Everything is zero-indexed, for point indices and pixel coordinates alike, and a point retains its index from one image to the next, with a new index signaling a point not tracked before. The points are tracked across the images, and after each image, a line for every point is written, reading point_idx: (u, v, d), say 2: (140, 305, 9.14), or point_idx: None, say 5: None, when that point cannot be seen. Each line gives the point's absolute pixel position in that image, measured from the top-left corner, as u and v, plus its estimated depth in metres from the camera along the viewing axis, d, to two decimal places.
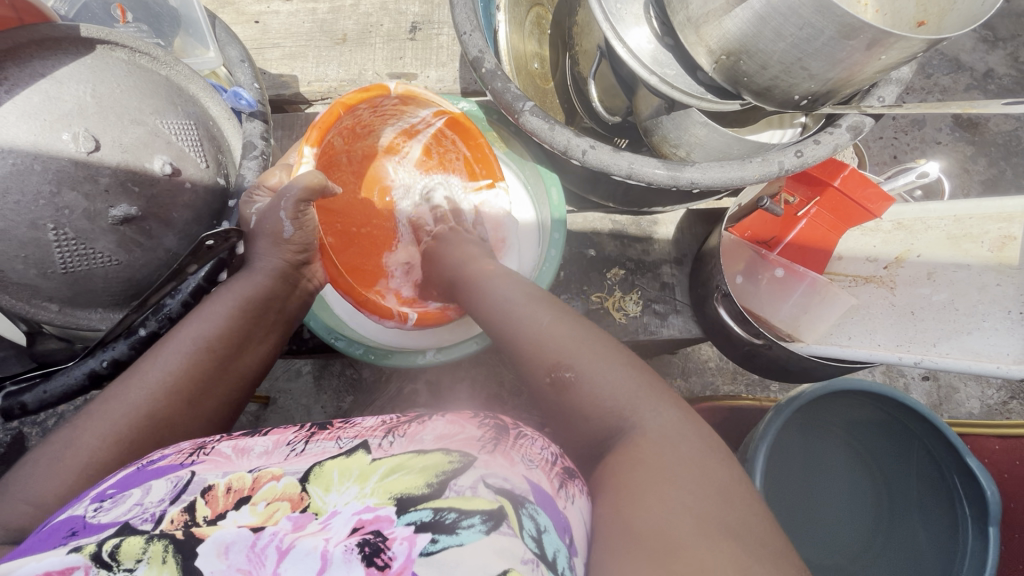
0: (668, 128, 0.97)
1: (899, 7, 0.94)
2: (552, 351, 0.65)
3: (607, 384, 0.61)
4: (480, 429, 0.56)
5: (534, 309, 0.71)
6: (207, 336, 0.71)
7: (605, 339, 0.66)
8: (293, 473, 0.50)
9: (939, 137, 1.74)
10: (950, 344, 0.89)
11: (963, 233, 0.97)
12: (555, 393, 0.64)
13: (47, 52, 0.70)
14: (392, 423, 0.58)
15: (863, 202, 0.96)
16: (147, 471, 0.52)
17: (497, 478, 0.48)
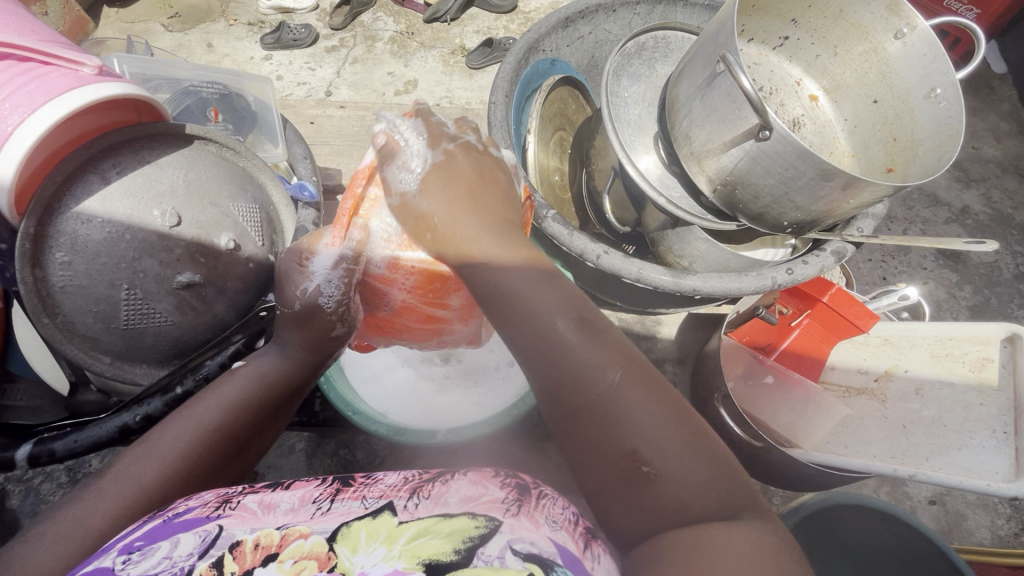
0: (673, 241, 1.09)
1: (868, 155, 1.11)
2: (627, 430, 0.51)
3: (685, 484, 0.48)
4: (502, 490, 0.57)
5: (578, 344, 0.54)
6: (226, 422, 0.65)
7: (682, 406, 0.53)
8: (320, 531, 0.50)
9: (925, 264, 1.89)
10: (941, 459, 0.93)
11: (946, 352, 1.04)
12: (624, 479, 0.50)
13: (154, 144, 0.82)
14: (415, 483, 0.59)
15: (852, 317, 1.02)
16: (174, 524, 0.52)
17: (524, 542, 0.48)
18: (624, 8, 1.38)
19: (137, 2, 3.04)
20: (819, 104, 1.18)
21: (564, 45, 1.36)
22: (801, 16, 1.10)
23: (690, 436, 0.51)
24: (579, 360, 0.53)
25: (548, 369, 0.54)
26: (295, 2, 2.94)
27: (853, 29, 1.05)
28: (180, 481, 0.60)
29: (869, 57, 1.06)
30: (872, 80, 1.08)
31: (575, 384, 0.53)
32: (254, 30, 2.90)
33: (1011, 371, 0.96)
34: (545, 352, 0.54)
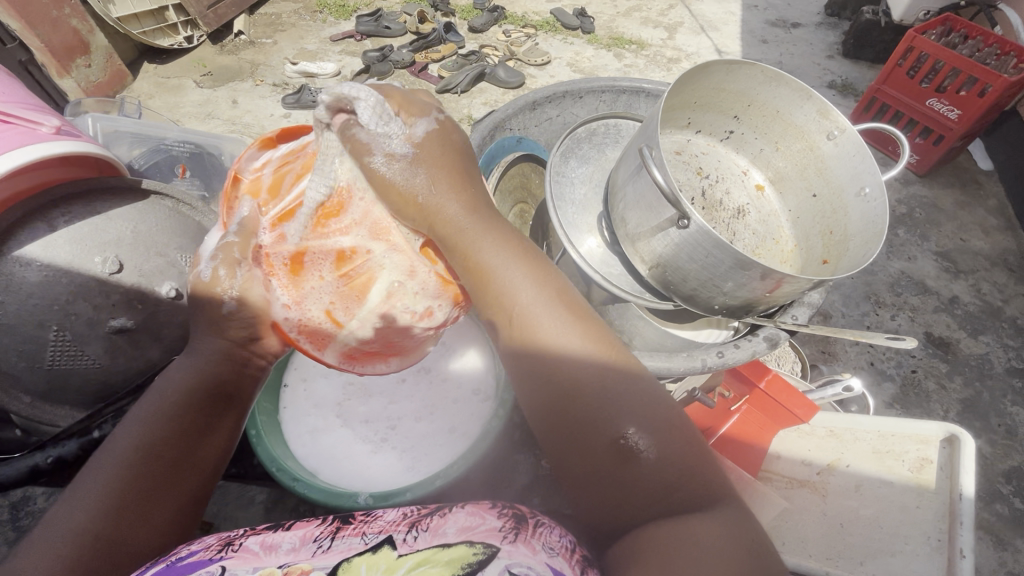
0: (614, 316, 1.12)
1: (809, 246, 1.14)
2: (609, 413, 0.57)
3: (659, 464, 0.56)
4: (498, 520, 0.64)
5: (570, 330, 0.61)
6: (150, 449, 0.65)
7: (658, 394, 0.60)
8: (321, 567, 0.58)
9: (914, 351, 1.87)
10: (876, 563, 0.89)
11: (887, 449, 1.02)
12: (607, 480, 0.56)
13: (108, 198, 0.87)
14: (412, 519, 0.67)
15: (789, 405, 1.05)
16: (179, 566, 0.58)
17: (521, 567, 0.56)
18: (590, 95, 1.47)
19: (176, 62, 3.31)
20: (764, 193, 1.22)
21: (532, 125, 1.46)
22: (741, 114, 1.16)
23: (666, 413, 0.59)
24: (565, 355, 0.60)
25: (541, 369, 0.60)
26: (319, 69, 3.20)
27: (790, 128, 1.12)
28: (106, 514, 0.61)
29: (806, 154, 1.12)
30: (810, 174, 1.13)
31: (563, 370, 0.59)
32: (278, 90, 3.12)
33: (948, 474, 0.94)
34: (534, 355, 0.61)
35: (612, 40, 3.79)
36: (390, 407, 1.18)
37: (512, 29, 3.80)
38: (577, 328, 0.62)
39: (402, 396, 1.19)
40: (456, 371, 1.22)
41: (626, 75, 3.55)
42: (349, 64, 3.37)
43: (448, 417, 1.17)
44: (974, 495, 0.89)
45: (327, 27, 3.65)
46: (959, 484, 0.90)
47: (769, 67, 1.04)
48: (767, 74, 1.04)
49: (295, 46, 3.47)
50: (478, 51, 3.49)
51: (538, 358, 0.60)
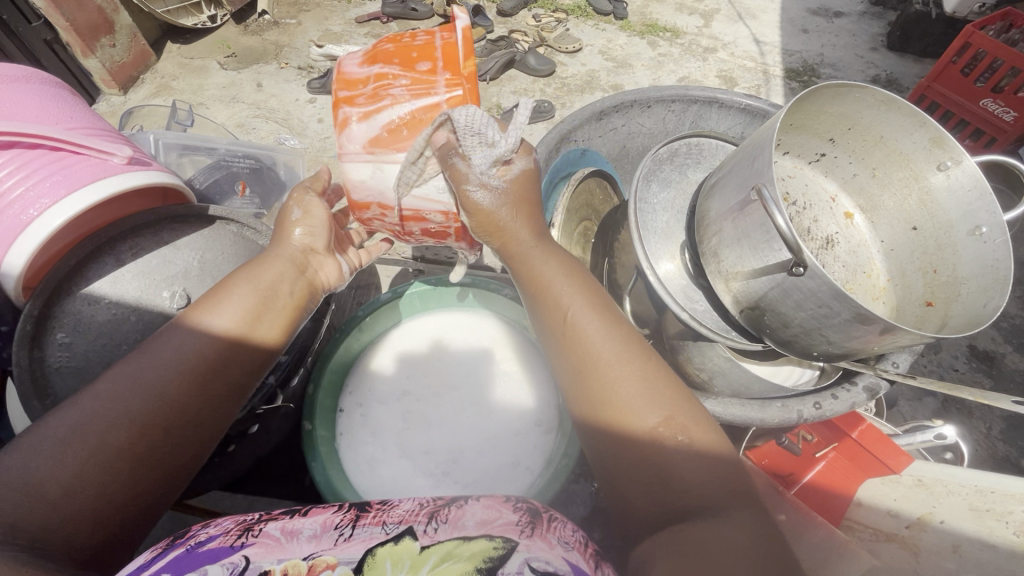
0: (692, 352, 1.05)
1: (908, 284, 1.05)
2: (670, 467, 0.63)
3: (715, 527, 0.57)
4: (515, 514, 0.58)
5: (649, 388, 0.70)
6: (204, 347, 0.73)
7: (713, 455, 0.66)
8: (347, 561, 0.50)
9: (956, 365, 1.76)
10: None
11: (987, 507, 0.97)
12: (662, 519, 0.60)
13: (176, 227, 0.88)
14: (431, 508, 0.59)
15: (883, 456, 0.99)
16: (198, 554, 0.51)
17: (541, 561, 0.50)
18: (659, 104, 1.38)
19: (201, 41, 3.23)
20: (854, 221, 1.14)
21: (596, 135, 1.38)
22: (839, 137, 1.07)
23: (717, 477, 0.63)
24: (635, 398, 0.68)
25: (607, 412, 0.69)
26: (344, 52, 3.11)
27: (894, 155, 1.03)
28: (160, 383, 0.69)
29: (909, 184, 1.04)
30: (912, 206, 1.04)
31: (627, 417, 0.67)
32: (304, 74, 3.04)
33: None
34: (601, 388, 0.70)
35: (645, 26, 3.64)
36: (451, 437, 1.13)
37: (541, 13, 3.67)
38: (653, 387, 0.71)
39: (461, 424, 1.14)
40: (516, 401, 1.17)
41: (660, 64, 3.41)
42: None
43: (510, 450, 1.12)
44: None
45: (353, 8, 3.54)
46: None
47: (882, 91, 0.94)
48: (882, 99, 0.95)
49: (320, 27, 3.37)
50: (507, 36, 3.37)
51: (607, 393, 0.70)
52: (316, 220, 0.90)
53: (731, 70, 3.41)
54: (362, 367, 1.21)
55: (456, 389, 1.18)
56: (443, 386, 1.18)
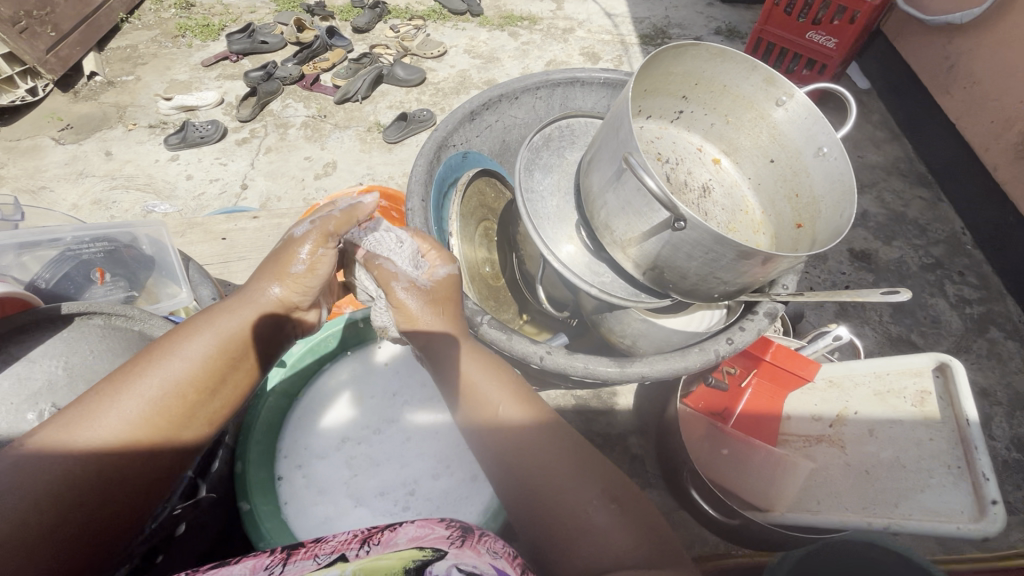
0: (612, 322, 1.09)
1: (779, 212, 1.16)
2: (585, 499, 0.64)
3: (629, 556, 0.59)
4: (448, 527, 0.54)
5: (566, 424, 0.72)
6: (125, 440, 0.58)
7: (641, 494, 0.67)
8: None
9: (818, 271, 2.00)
10: (909, 504, 0.94)
11: (888, 389, 1.08)
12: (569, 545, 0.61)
13: (24, 337, 0.79)
14: (366, 534, 0.54)
15: (796, 370, 1.08)
16: None
17: (467, 565, 0.46)
18: (526, 94, 1.41)
19: (23, 118, 2.86)
20: (722, 166, 1.23)
21: (474, 136, 1.38)
22: (689, 94, 1.16)
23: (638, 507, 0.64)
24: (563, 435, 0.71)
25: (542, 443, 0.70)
26: (198, 100, 2.90)
27: (738, 99, 1.13)
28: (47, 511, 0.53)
29: (757, 123, 1.14)
30: (765, 141, 1.15)
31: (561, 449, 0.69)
32: (157, 132, 2.79)
33: (949, 403, 1.00)
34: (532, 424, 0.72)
35: (503, 19, 3.71)
36: (403, 470, 1.11)
37: (398, 24, 3.62)
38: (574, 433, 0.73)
39: (410, 454, 1.13)
40: None
41: (526, 52, 3.49)
42: (231, 88, 3.07)
43: (466, 466, 1.12)
44: (978, 417, 0.95)
45: (196, 52, 3.30)
46: (962, 410, 0.96)
47: (714, 44, 1.02)
48: (715, 51, 1.03)
49: (163, 79, 3.11)
50: (369, 53, 3.30)
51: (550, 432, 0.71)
52: (316, 282, 0.75)
53: (592, 45, 3.56)
54: (293, 426, 1.15)
55: (397, 420, 1.17)
56: (380, 424, 1.16)
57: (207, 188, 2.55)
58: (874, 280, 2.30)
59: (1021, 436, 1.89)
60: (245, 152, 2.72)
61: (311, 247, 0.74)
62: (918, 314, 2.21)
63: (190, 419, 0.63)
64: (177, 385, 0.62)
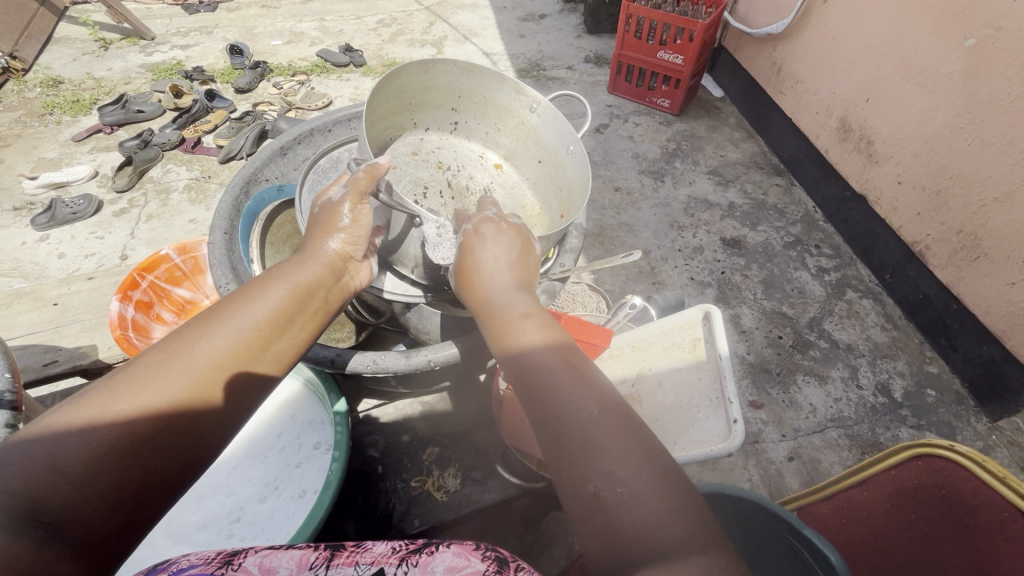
0: (415, 322, 1.21)
1: (550, 208, 1.29)
2: (597, 461, 0.63)
3: (636, 516, 0.59)
4: (487, 561, 0.54)
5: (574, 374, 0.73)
6: (123, 442, 0.62)
7: (653, 443, 0.65)
8: None
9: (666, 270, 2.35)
10: (683, 439, 1.06)
11: (673, 343, 1.20)
12: (585, 502, 0.62)
13: None
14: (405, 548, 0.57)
15: (589, 339, 1.19)
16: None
17: None
18: (338, 126, 1.49)
19: None
20: (504, 170, 1.36)
21: (290, 170, 1.45)
22: (457, 105, 1.30)
23: (645, 458, 0.63)
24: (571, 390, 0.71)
25: (544, 394, 0.72)
26: (68, 176, 2.79)
27: (498, 108, 1.27)
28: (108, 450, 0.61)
29: (519, 128, 1.28)
30: (528, 143, 1.29)
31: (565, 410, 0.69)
32: (23, 214, 2.65)
33: (712, 343, 1.13)
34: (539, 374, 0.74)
35: (386, 66, 3.86)
36: (228, 499, 1.12)
37: (282, 80, 3.68)
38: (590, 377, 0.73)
39: (235, 482, 1.14)
40: (289, 438, 1.20)
41: None
42: (105, 160, 2.99)
43: (294, 483, 1.14)
44: (729, 353, 1.08)
45: (66, 128, 3.20)
46: (718, 347, 1.09)
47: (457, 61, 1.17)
48: (460, 65, 1.17)
49: (29, 158, 2.99)
50: (252, 111, 3.33)
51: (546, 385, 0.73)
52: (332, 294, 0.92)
53: None
54: None
55: (224, 452, 1.18)
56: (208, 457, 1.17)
57: (83, 263, 2.41)
58: (743, 262, 2.53)
59: (883, 382, 2.10)
60: (124, 223, 2.62)
61: (349, 217, 0.95)
62: (785, 287, 2.43)
63: (183, 428, 0.67)
64: (173, 388, 0.68)
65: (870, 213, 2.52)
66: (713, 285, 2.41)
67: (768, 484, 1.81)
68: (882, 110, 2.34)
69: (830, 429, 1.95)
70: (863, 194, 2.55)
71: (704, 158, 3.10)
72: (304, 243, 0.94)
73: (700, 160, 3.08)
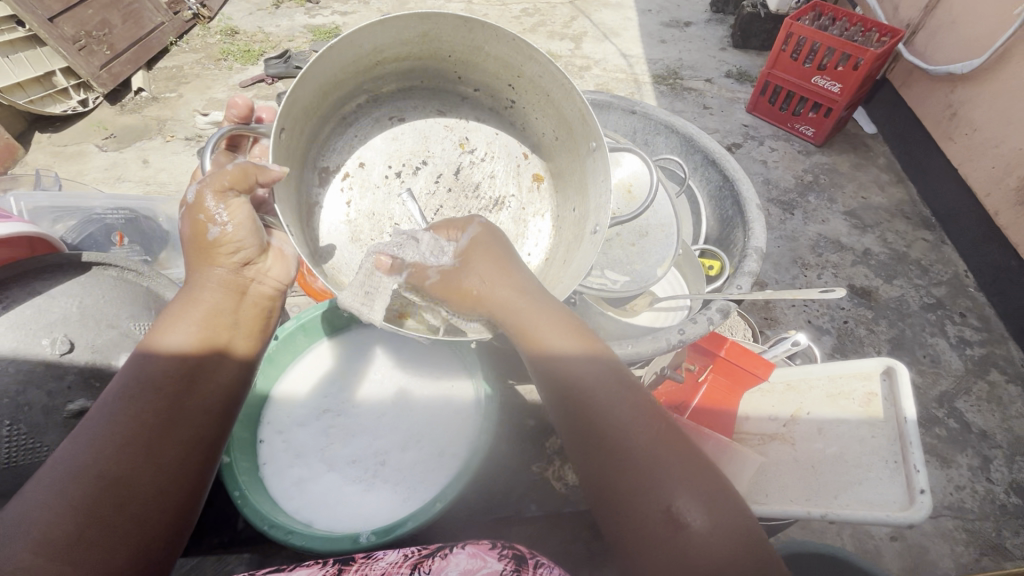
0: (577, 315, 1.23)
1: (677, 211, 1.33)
2: (664, 492, 0.69)
3: (706, 542, 0.66)
4: (498, 563, 0.73)
5: (618, 401, 0.77)
6: (140, 417, 0.70)
7: (701, 466, 0.73)
8: None
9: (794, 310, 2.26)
10: (847, 495, 0.99)
11: (839, 391, 1.13)
12: (649, 529, 0.68)
13: (48, 275, 1.19)
14: (412, 558, 0.77)
15: (750, 367, 1.13)
16: None
17: None
18: None
19: (71, 127, 3.09)
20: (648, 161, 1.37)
21: None
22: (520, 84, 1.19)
23: (701, 481, 0.71)
24: (619, 424, 0.75)
25: (592, 427, 0.75)
26: None
27: (531, 89, 1.18)
28: (135, 424, 0.69)
29: (556, 118, 1.19)
30: (554, 125, 1.21)
31: (618, 446, 0.73)
32: (193, 145, 2.98)
33: (892, 402, 1.06)
34: (584, 408, 0.77)
35: None
36: (375, 442, 1.19)
37: None
38: (638, 404, 0.78)
39: (383, 428, 1.21)
40: (434, 398, 1.25)
41: None
42: None
43: (435, 440, 1.19)
44: (916, 416, 1.02)
45: (235, 74, 3.55)
46: (902, 408, 1.03)
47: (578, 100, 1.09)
48: (464, 33, 1.09)
49: (203, 97, 3.35)
50: None
51: (596, 420, 0.76)
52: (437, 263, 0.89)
53: (607, 82, 3.72)
54: (283, 396, 1.24)
55: (375, 396, 1.25)
56: (362, 399, 1.25)
57: None
58: (869, 316, 2.32)
59: None
60: None
61: (207, 202, 0.81)
62: (915, 351, 2.21)
63: (180, 410, 0.74)
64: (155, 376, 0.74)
65: None
66: (832, 333, 2.23)
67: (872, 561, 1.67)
68: None
69: (946, 517, 1.75)
70: None
71: (843, 197, 2.86)
72: (185, 267, 0.85)
73: (839, 198, 2.85)
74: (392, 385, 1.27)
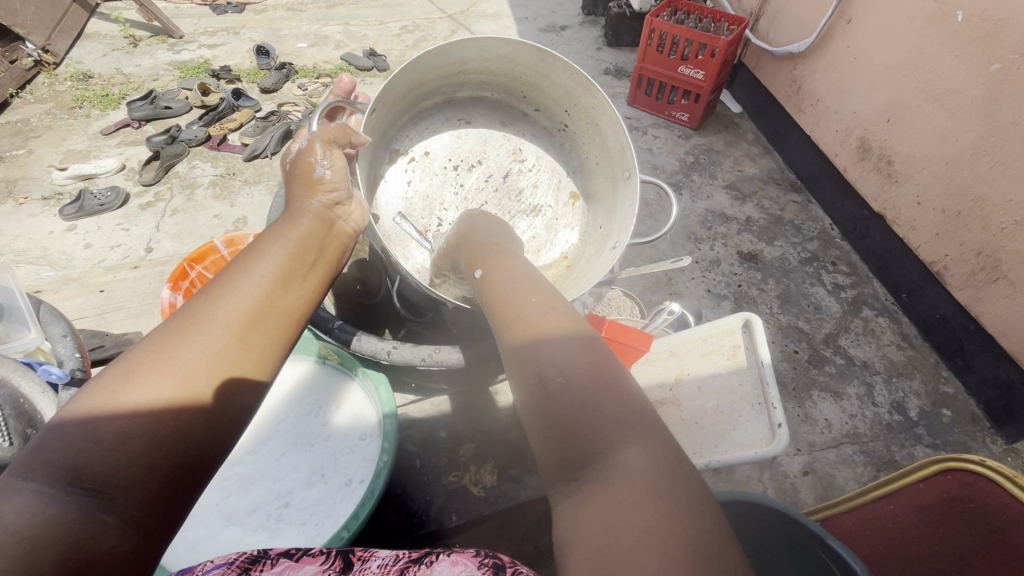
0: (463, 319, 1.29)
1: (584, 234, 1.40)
2: (600, 427, 0.63)
3: (631, 473, 0.58)
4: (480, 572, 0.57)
5: (572, 347, 0.73)
6: (187, 380, 0.64)
7: (646, 418, 0.65)
8: None
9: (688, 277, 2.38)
10: (725, 442, 1.09)
11: (712, 349, 1.23)
12: (581, 458, 0.62)
13: None
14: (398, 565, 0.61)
15: (629, 342, 1.22)
16: None
17: None
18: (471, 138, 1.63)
19: None
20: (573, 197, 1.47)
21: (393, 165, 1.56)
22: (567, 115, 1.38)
23: (639, 426, 0.64)
24: (568, 365, 0.70)
25: (539, 366, 0.72)
26: (97, 168, 2.83)
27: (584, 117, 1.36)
28: (182, 373, 0.63)
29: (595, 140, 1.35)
30: (599, 152, 1.36)
31: (567, 389, 0.68)
32: (51, 204, 2.70)
33: (753, 351, 1.16)
34: (535, 351, 0.74)
35: None
36: (276, 484, 1.15)
37: (306, 82, 3.72)
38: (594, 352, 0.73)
39: (282, 468, 1.17)
40: (335, 427, 1.23)
41: None
42: (133, 154, 3.03)
43: (339, 471, 1.16)
44: (771, 360, 1.12)
45: (94, 121, 3.26)
46: (761, 354, 1.13)
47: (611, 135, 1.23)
48: (536, 62, 1.30)
49: (59, 150, 3.05)
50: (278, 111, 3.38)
51: (540, 361, 0.72)
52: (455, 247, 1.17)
53: None
54: None
55: (273, 437, 1.21)
56: (259, 443, 1.19)
57: (108, 253, 2.41)
58: (760, 276, 2.55)
59: (898, 400, 2.11)
60: (149, 216, 2.62)
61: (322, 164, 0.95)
62: (801, 302, 2.45)
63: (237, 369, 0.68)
64: (241, 312, 0.70)
65: (887, 233, 2.54)
66: (730, 297, 2.43)
67: (784, 497, 1.82)
68: (901, 131, 2.37)
69: (845, 445, 1.96)
70: (881, 213, 2.57)
71: (722, 172, 3.13)
72: (286, 202, 0.93)
73: (718, 174, 3.11)
74: (307, 418, 1.24)
